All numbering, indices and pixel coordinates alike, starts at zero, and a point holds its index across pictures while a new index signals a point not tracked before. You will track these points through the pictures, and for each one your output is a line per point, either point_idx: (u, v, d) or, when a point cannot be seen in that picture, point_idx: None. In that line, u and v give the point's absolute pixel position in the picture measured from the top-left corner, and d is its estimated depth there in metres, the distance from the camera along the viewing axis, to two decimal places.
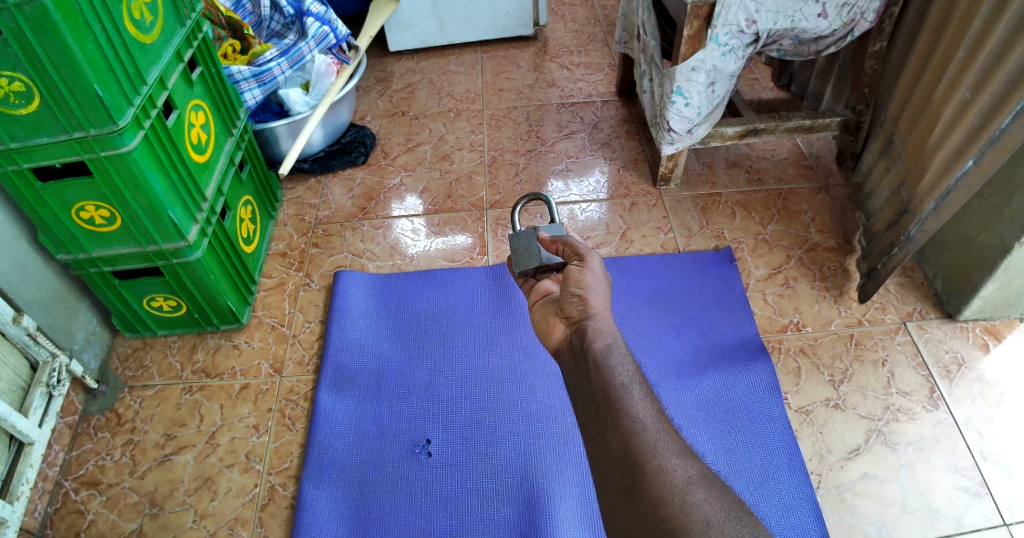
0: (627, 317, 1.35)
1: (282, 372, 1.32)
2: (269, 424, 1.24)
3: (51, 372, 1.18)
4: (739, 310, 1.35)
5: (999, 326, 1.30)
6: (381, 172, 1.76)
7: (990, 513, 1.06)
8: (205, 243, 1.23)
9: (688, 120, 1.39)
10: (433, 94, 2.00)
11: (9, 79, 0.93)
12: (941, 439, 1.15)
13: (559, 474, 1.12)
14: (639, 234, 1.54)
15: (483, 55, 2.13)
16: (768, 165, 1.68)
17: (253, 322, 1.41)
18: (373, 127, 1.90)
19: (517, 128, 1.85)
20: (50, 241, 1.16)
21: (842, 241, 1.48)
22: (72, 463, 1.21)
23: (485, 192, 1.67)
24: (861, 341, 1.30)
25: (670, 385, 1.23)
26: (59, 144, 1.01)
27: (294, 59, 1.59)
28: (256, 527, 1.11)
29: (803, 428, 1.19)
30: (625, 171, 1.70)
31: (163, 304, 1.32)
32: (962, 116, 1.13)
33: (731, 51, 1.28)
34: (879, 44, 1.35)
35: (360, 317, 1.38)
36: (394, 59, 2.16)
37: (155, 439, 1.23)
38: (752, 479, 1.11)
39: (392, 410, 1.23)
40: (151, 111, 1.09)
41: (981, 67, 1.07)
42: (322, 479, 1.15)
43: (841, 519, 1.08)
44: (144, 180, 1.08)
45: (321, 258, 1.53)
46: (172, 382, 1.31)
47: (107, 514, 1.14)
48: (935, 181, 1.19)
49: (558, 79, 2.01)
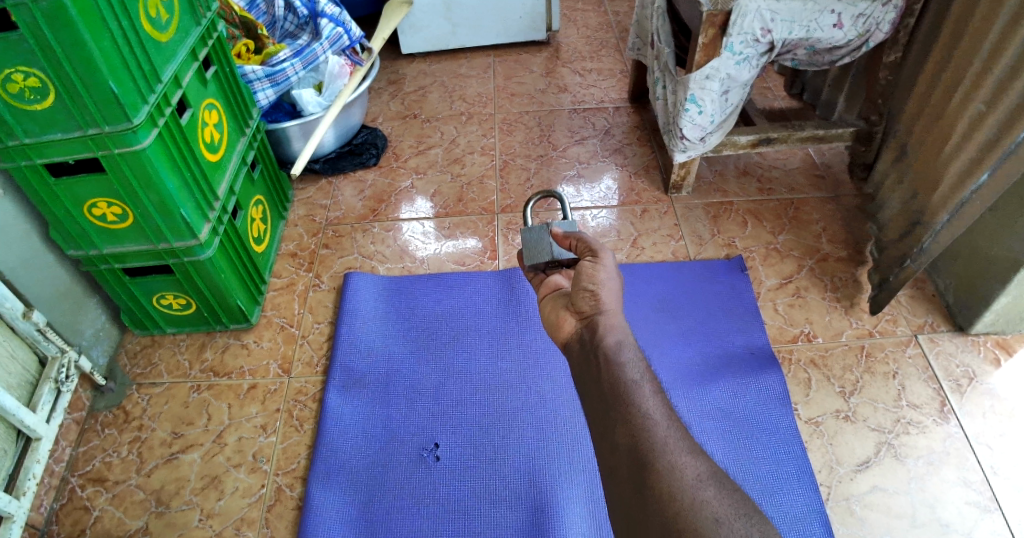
0: (638, 323, 1.35)
1: (290, 372, 1.32)
2: (277, 424, 1.24)
3: (60, 368, 1.17)
4: (751, 320, 1.34)
5: (1010, 340, 1.29)
6: (391, 174, 1.76)
7: (999, 529, 1.06)
8: (216, 242, 1.23)
9: (702, 127, 1.39)
10: (445, 97, 2.01)
11: (25, 74, 0.93)
12: (951, 452, 1.15)
13: (568, 483, 1.12)
14: (650, 241, 1.53)
15: (495, 59, 2.14)
16: (780, 175, 1.68)
17: (262, 322, 1.41)
18: (385, 129, 1.90)
19: (529, 133, 1.85)
20: (62, 236, 1.17)
21: (854, 251, 1.48)
22: (78, 459, 1.20)
23: (496, 196, 1.67)
24: (872, 352, 1.30)
25: (681, 393, 1.23)
26: (72, 140, 1.01)
27: (308, 60, 1.60)
28: (262, 527, 1.11)
29: (813, 439, 1.18)
30: (636, 177, 1.70)
31: (173, 302, 1.32)
32: (977, 128, 1.13)
33: (745, 59, 1.28)
34: (894, 54, 1.36)
35: (370, 319, 1.38)
36: (406, 62, 2.17)
37: (162, 436, 1.23)
38: (762, 490, 1.10)
39: (401, 412, 1.23)
40: (165, 109, 1.10)
41: (996, 80, 1.08)
42: (329, 481, 1.14)
43: (850, 531, 1.07)
44: (157, 177, 1.08)
45: (331, 258, 1.53)
46: (180, 380, 1.31)
47: (112, 511, 1.14)
48: (950, 192, 1.19)
49: (570, 85, 2.01)
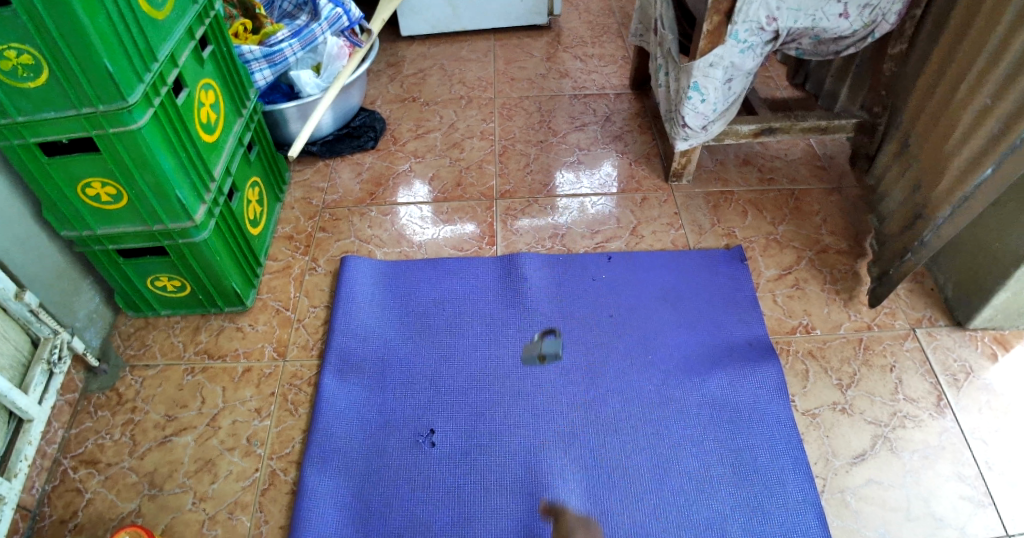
0: (637, 312, 1.34)
1: (285, 355, 1.31)
2: (271, 409, 1.23)
3: (53, 348, 1.16)
4: (749, 311, 1.34)
5: (1007, 336, 1.29)
6: (390, 157, 1.74)
7: (993, 523, 1.06)
8: (212, 224, 1.22)
9: (704, 115, 1.38)
10: (445, 80, 1.98)
11: (18, 51, 0.91)
12: (946, 447, 1.15)
13: (564, 471, 1.11)
14: (650, 229, 1.52)
15: (496, 43, 2.11)
16: (781, 165, 1.66)
17: (257, 305, 1.40)
18: (384, 112, 1.88)
19: (529, 118, 1.83)
20: (55, 217, 1.15)
21: (854, 243, 1.47)
22: (71, 441, 1.20)
23: (495, 181, 1.65)
24: (870, 345, 1.29)
25: (678, 383, 1.23)
26: (67, 119, 0.99)
27: (306, 41, 1.57)
28: (256, 511, 1.10)
29: (809, 431, 1.18)
30: (637, 164, 1.68)
31: (167, 284, 1.30)
32: (981, 123, 1.11)
33: (750, 48, 1.26)
34: (899, 46, 1.33)
35: (366, 304, 1.37)
36: (406, 45, 2.14)
37: (156, 419, 1.22)
38: (758, 480, 1.10)
39: (397, 398, 1.22)
40: (161, 88, 1.08)
41: (1002, 75, 1.06)
42: (325, 466, 1.14)
43: (845, 524, 1.07)
44: (152, 157, 1.06)
45: (327, 242, 1.52)
46: (174, 362, 1.30)
47: (105, 494, 1.13)
48: (952, 186, 1.18)
49: (571, 70, 1.99)
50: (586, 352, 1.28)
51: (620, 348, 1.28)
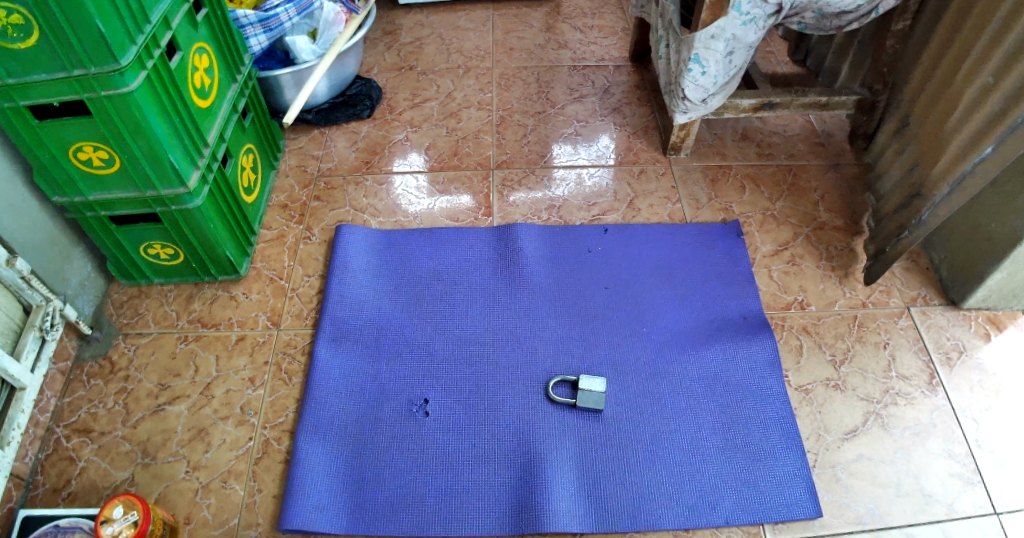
0: (632, 285, 1.34)
1: (279, 324, 1.31)
2: (265, 378, 1.24)
3: (45, 316, 1.16)
4: (745, 285, 1.34)
5: (1001, 317, 1.29)
6: (385, 126, 1.71)
7: (981, 501, 1.08)
8: (205, 191, 1.21)
9: (704, 89, 1.35)
10: (442, 49, 1.94)
11: (7, 10, 0.89)
12: (937, 424, 1.16)
13: (557, 443, 1.13)
14: (646, 203, 1.51)
15: (495, 12, 2.06)
16: (780, 141, 1.64)
17: (251, 274, 1.39)
18: (379, 80, 1.84)
19: (527, 89, 1.79)
20: (47, 183, 1.13)
21: (851, 221, 1.46)
22: (64, 409, 1.21)
23: (491, 152, 1.63)
24: (863, 323, 1.29)
25: (671, 356, 1.23)
26: (58, 81, 0.97)
27: (302, 6, 1.52)
28: (250, 480, 1.12)
29: (802, 406, 1.19)
30: (635, 138, 1.66)
31: (161, 252, 1.30)
32: (983, 101, 1.09)
33: (752, 20, 1.22)
34: (904, 22, 1.30)
35: (360, 273, 1.36)
36: (403, 12, 2.08)
37: (149, 388, 1.23)
38: (749, 454, 1.12)
39: (391, 368, 1.23)
40: (153, 51, 1.05)
41: (1006, 53, 1.04)
42: (319, 434, 1.15)
43: (835, 498, 1.09)
44: (145, 121, 1.04)
45: (322, 211, 1.51)
46: (167, 331, 1.31)
47: (98, 462, 1.14)
48: (950, 165, 1.16)
49: (570, 41, 1.94)
50: (580, 325, 1.28)
51: (615, 321, 1.28)
